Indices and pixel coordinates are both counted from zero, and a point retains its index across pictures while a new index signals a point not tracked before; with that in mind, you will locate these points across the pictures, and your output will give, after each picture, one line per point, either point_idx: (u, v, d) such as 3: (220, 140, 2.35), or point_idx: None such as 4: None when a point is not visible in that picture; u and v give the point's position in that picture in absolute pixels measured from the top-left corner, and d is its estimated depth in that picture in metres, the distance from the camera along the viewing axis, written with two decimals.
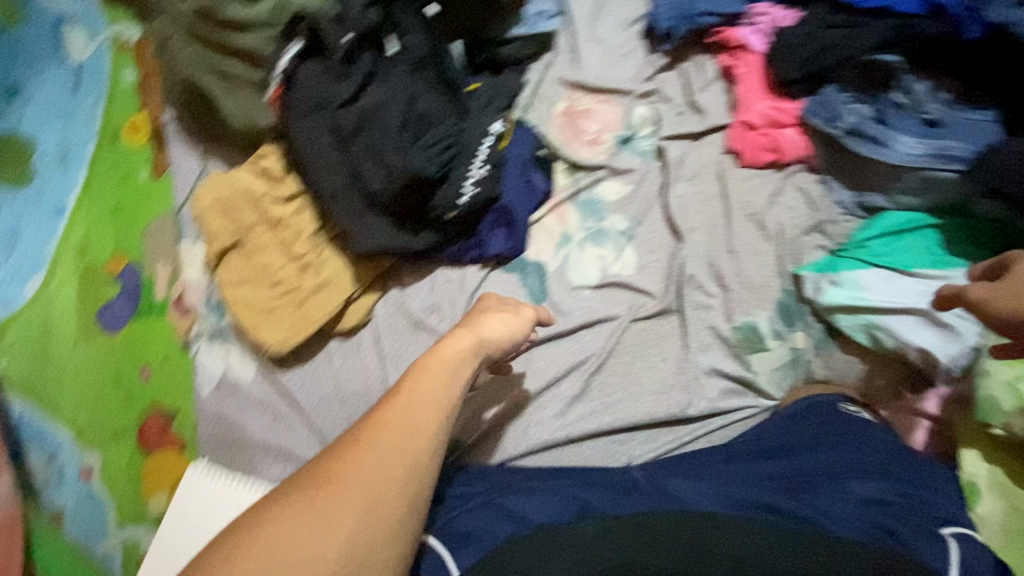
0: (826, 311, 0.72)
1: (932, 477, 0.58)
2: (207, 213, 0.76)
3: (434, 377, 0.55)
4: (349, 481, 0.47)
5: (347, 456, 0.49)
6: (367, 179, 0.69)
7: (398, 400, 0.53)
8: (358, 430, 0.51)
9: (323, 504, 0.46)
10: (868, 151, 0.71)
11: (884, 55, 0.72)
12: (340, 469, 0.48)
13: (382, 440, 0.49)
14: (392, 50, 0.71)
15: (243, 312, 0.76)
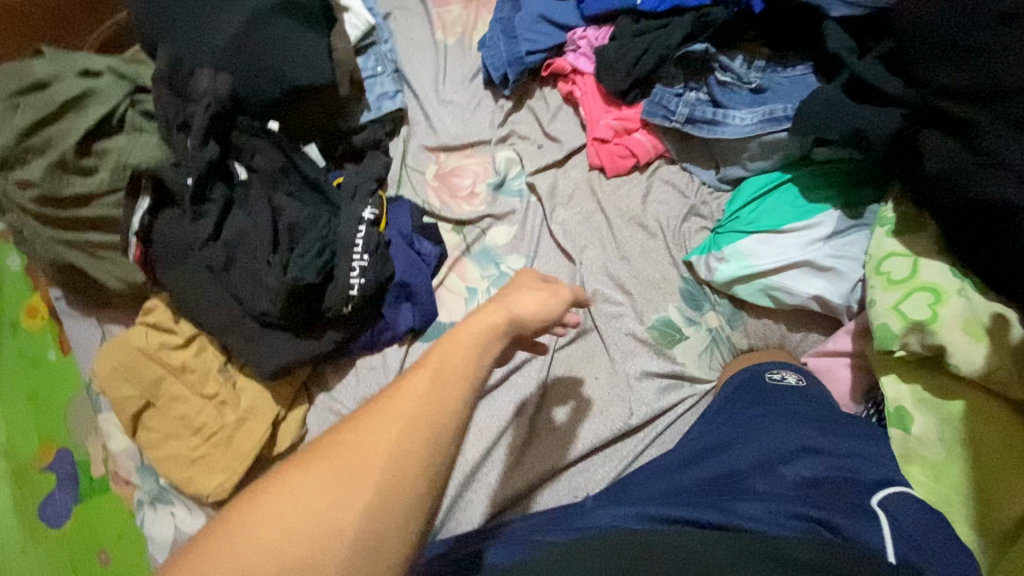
0: (725, 287, 0.75)
1: (858, 435, 0.58)
2: (111, 382, 0.75)
3: (465, 357, 0.43)
4: (340, 479, 0.37)
5: (339, 443, 0.39)
6: (252, 304, 0.69)
7: (420, 382, 0.41)
8: (360, 412, 0.40)
9: (308, 506, 0.36)
10: (707, 134, 0.76)
11: (695, 45, 0.76)
12: (336, 459, 0.38)
13: (387, 435, 0.38)
14: (243, 175, 0.72)
15: (174, 468, 0.74)
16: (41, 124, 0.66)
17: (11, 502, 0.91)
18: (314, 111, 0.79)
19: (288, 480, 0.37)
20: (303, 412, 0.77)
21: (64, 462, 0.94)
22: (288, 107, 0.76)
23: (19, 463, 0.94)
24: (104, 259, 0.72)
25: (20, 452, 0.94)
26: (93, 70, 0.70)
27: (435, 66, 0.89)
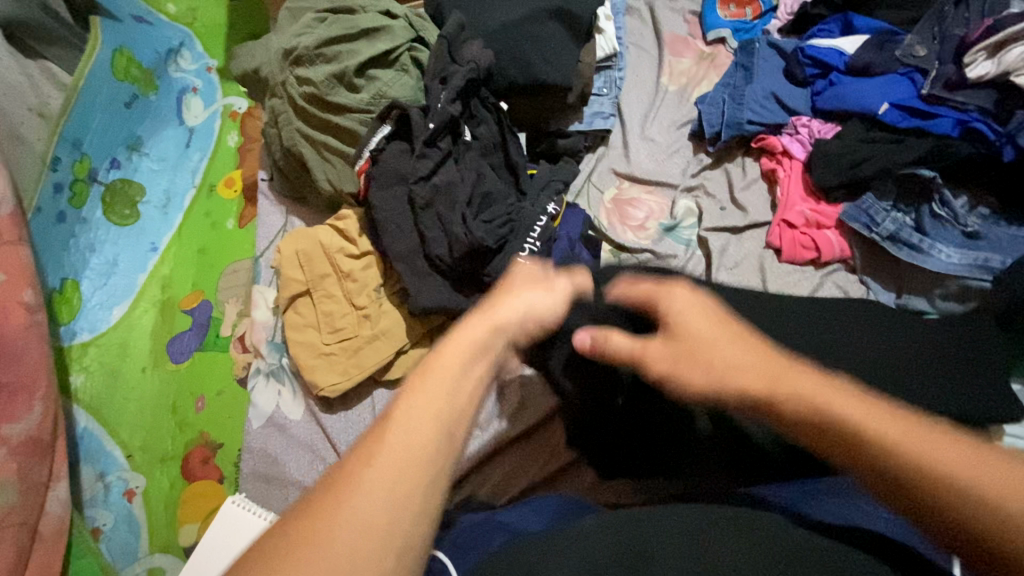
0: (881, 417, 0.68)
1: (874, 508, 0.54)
2: (286, 262, 0.85)
3: (463, 355, 0.42)
4: (349, 532, 0.34)
5: (335, 504, 0.35)
6: (431, 244, 0.77)
7: (432, 391, 0.40)
8: (374, 435, 0.38)
9: (329, 543, 0.33)
10: (899, 258, 0.76)
11: (921, 169, 0.76)
12: (356, 483, 0.35)
13: (386, 484, 0.35)
14: (467, 137, 0.81)
15: (301, 354, 0.82)
16: (341, 41, 0.82)
17: (152, 324, 1.05)
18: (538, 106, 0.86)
19: (306, 537, 0.33)
20: (422, 354, 0.83)
21: (203, 312, 1.06)
22: (521, 97, 0.85)
23: (171, 297, 1.08)
24: (328, 161, 0.83)
25: (173, 288, 1.08)
26: (392, 14, 0.85)
27: (651, 103, 0.94)
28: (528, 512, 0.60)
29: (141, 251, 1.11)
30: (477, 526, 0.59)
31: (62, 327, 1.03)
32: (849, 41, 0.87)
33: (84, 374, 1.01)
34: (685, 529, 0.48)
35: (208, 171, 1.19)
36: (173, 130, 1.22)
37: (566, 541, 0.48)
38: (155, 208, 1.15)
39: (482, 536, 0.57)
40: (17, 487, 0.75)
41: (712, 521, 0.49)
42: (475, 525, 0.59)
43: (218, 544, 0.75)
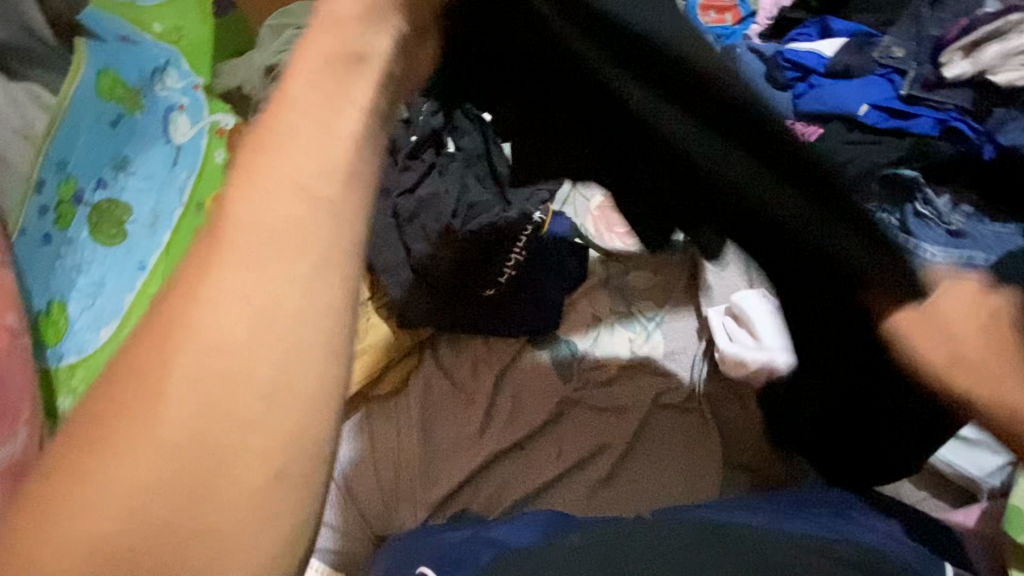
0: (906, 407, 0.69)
1: (851, 509, 0.56)
2: None
3: (308, 159, 0.35)
4: (201, 353, 0.31)
5: (183, 312, 0.31)
6: (416, 257, 0.78)
7: (273, 203, 0.34)
8: (207, 256, 0.33)
9: (197, 352, 0.31)
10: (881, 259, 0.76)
11: (903, 170, 0.77)
12: (190, 319, 0.31)
13: (245, 282, 0.32)
14: (450, 149, 0.82)
15: None
16: None
17: None
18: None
19: (152, 376, 0.30)
20: (412, 366, 0.83)
21: None
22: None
23: None
24: None
25: None
26: None
27: None
28: (515, 526, 0.59)
29: (129, 270, 1.11)
30: (464, 540, 0.58)
31: (48, 350, 1.01)
32: (828, 44, 0.88)
33: (72, 396, 1.00)
34: (670, 543, 0.48)
35: (195, 189, 1.19)
36: (160, 148, 1.22)
37: (553, 559, 0.48)
38: (143, 226, 1.15)
39: (470, 549, 0.56)
40: None
41: (689, 533, 0.50)
42: (462, 540, 0.58)
43: None
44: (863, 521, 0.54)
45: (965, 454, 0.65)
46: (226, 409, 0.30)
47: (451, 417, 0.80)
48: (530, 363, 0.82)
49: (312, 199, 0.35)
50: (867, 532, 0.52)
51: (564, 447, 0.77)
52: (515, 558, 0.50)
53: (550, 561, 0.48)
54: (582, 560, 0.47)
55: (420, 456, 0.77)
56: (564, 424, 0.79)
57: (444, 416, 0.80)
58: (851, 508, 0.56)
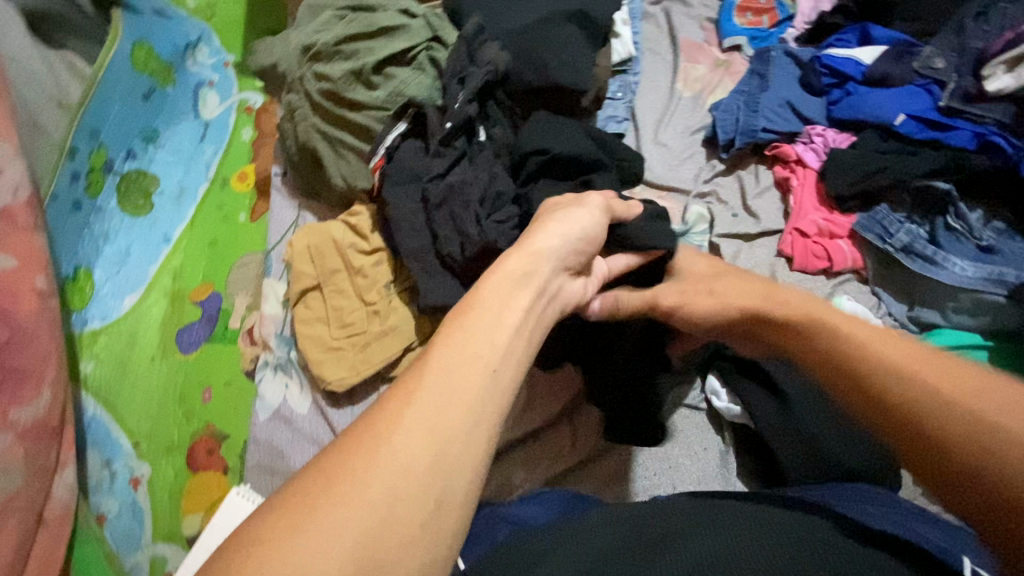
0: None
1: (870, 503, 0.56)
2: (298, 256, 0.86)
3: (489, 325, 0.42)
4: (385, 481, 0.34)
5: (373, 445, 0.35)
6: (443, 244, 0.77)
7: (460, 347, 0.40)
8: (402, 383, 0.38)
9: (381, 487, 0.33)
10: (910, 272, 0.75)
11: (939, 182, 0.76)
12: (386, 435, 0.35)
13: (424, 432, 0.35)
14: (481, 138, 0.82)
15: (311, 348, 0.82)
16: (360, 38, 0.83)
17: (162, 314, 1.07)
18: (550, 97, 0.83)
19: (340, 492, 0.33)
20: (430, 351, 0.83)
21: (213, 303, 1.08)
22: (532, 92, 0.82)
23: (182, 288, 1.09)
24: (343, 157, 0.84)
25: (184, 279, 1.10)
26: (411, 13, 0.86)
27: (666, 109, 0.93)
28: (530, 505, 0.62)
29: (154, 241, 1.12)
30: (483, 517, 0.60)
31: (74, 315, 1.04)
32: (867, 51, 0.87)
33: (94, 362, 1.02)
34: (692, 525, 0.49)
35: (222, 166, 1.21)
36: (189, 123, 1.23)
37: (567, 540, 0.49)
38: (168, 199, 1.17)
39: (490, 528, 0.58)
40: (23, 471, 0.75)
41: (718, 517, 0.49)
42: (481, 516, 0.60)
43: (216, 534, 0.75)
44: (895, 517, 0.52)
45: None
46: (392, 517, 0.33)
47: None
48: None
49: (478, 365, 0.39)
50: (904, 529, 0.50)
51: (577, 440, 0.78)
52: (531, 538, 0.50)
53: (566, 541, 0.49)
54: (598, 542, 0.48)
55: None
56: (577, 419, 0.79)
57: None
58: (883, 507, 0.54)
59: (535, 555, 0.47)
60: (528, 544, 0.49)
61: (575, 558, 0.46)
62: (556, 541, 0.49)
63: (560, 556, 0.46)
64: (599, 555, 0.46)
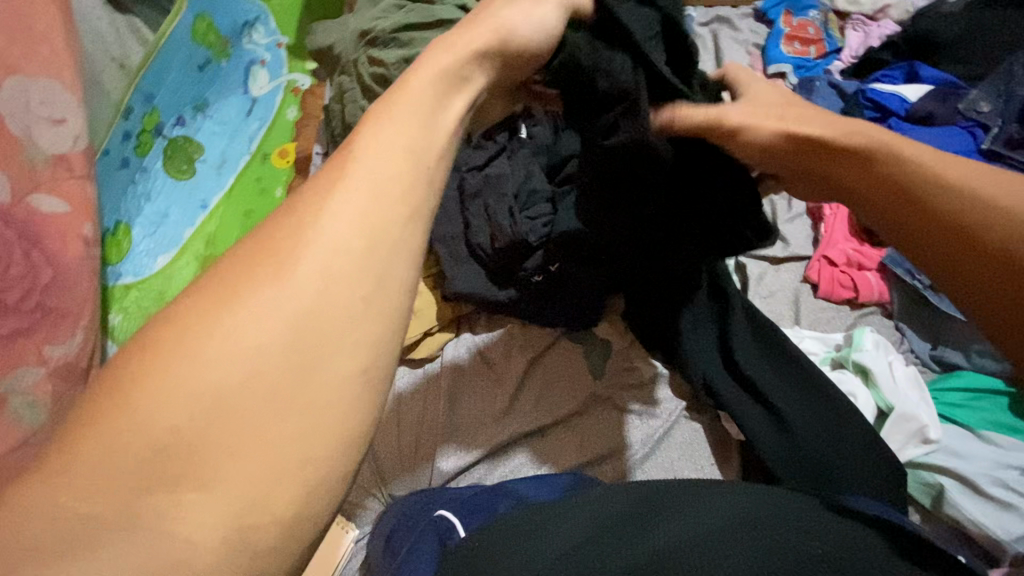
0: (923, 456, 0.68)
1: (883, 509, 0.55)
2: None
3: (400, 137, 0.35)
4: (243, 338, 0.28)
5: (236, 293, 0.29)
6: (473, 232, 0.81)
7: (364, 183, 0.32)
8: (287, 227, 0.32)
9: (236, 341, 0.28)
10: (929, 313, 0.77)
11: None
12: (275, 282, 0.29)
13: (305, 276, 0.30)
14: (523, 135, 0.84)
15: None
16: (415, 29, 0.87)
17: (192, 276, 1.10)
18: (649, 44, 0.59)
19: (176, 351, 0.28)
20: (448, 337, 0.85)
21: None
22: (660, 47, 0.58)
23: (213, 253, 1.13)
24: None
25: (216, 246, 1.14)
26: (468, 9, 0.89)
27: None
28: (533, 482, 0.63)
29: (191, 206, 1.16)
30: (486, 491, 0.61)
31: (110, 267, 1.07)
32: (913, 89, 0.88)
33: (122, 314, 1.05)
34: (689, 496, 0.50)
35: (264, 141, 1.25)
36: (238, 97, 1.27)
37: (563, 515, 0.51)
38: (210, 168, 1.20)
39: (494, 500, 0.60)
40: (49, 408, 0.78)
41: (727, 494, 0.50)
42: (485, 491, 0.62)
43: None
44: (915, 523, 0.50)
45: (992, 512, 0.64)
46: (266, 358, 0.28)
47: (477, 393, 0.81)
48: (563, 355, 0.83)
49: (371, 211, 0.32)
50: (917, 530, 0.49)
51: (584, 439, 0.78)
52: (534, 515, 0.52)
53: (568, 516, 0.50)
54: (598, 517, 0.49)
55: (447, 421, 0.79)
56: (587, 419, 0.80)
57: (471, 391, 0.81)
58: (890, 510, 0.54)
59: (531, 529, 0.49)
60: (528, 517, 0.51)
61: (574, 534, 0.47)
62: (553, 517, 0.50)
63: (560, 531, 0.47)
64: (602, 539, 0.46)
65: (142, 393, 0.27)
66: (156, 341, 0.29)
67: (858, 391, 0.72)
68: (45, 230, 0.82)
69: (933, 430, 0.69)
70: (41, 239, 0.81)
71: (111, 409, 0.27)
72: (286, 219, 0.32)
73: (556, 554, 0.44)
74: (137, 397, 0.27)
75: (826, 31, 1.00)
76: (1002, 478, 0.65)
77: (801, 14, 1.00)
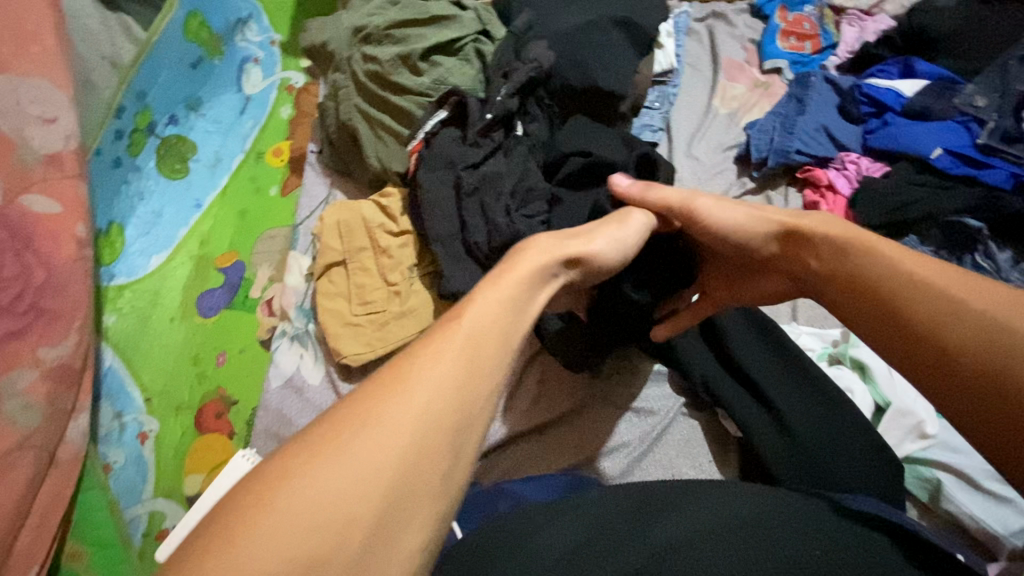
0: (919, 449, 0.68)
1: (877, 504, 0.56)
2: (327, 230, 0.87)
3: (489, 313, 0.37)
4: (335, 487, 0.29)
5: (327, 447, 0.30)
6: (471, 231, 0.78)
7: (457, 352, 0.34)
8: (396, 371, 0.33)
9: (325, 497, 0.29)
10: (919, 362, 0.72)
11: (969, 219, 0.75)
12: (384, 434, 0.31)
13: (395, 432, 0.30)
14: (519, 132, 0.83)
15: (330, 322, 0.83)
16: (409, 26, 0.86)
17: (185, 277, 1.10)
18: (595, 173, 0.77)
19: (270, 493, 0.29)
20: None
21: (236, 272, 1.10)
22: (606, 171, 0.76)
23: (208, 253, 1.12)
24: (380, 138, 0.86)
25: (210, 245, 1.13)
26: (462, 6, 0.89)
27: (700, 124, 0.93)
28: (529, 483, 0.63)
29: (185, 205, 1.15)
30: (483, 492, 0.61)
31: (103, 268, 1.08)
32: (909, 84, 0.88)
33: (118, 315, 1.05)
34: (684, 495, 0.51)
35: (257, 140, 1.23)
36: (231, 96, 1.26)
37: (559, 515, 0.50)
38: (203, 167, 1.20)
39: (491, 501, 0.60)
40: (43, 410, 0.78)
41: (718, 490, 0.51)
42: (481, 492, 0.62)
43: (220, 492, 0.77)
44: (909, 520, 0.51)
45: (987, 505, 0.64)
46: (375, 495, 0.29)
47: None
48: None
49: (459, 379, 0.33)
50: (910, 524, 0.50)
51: (583, 436, 0.78)
52: (530, 515, 0.52)
53: (566, 514, 0.51)
54: (594, 518, 0.49)
55: None
56: (585, 416, 0.79)
57: None
58: (891, 511, 0.54)
59: (528, 528, 0.49)
60: (524, 516, 0.51)
61: (569, 533, 0.47)
62: (550, 516, 0.50)
63: (557, 529, 0.48)
64: (598, 539, 0.46)
65: (245, 539, 0.27)
66: (255, 490, 0.29)
67: (855, 386, 0.72)
68: (37, 231, 0.81)
69: (931, 424, 0.69)
70: (33, 240, 0.80)
71: (214, 549, 0.27)
72: (379, 376, 0.33)
73: (551, 555, 0.44)
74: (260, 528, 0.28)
75: (822, 26, 0.99)
76: (997, 472, 0.65)
77: (797, 9, 1.00)
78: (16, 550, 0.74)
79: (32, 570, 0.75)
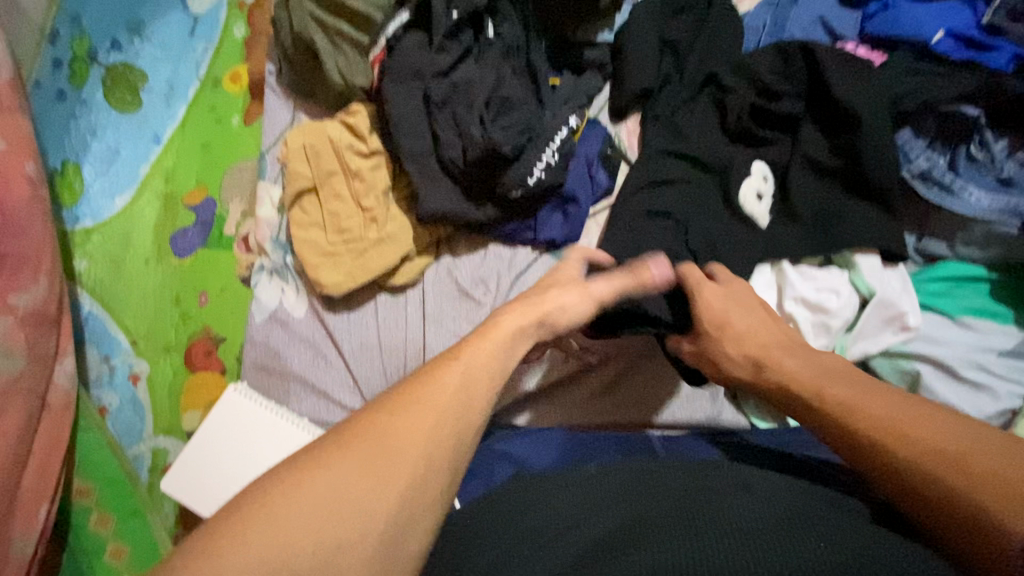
0: (902, 347, 0.69)
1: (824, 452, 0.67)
2: (293, 156, 0.82)
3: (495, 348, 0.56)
4: (315, 498, 0.41)
5: (334, 457, 0.44)
6: (445, 146, 0.75)
7: (461, 372, 0.52)
8: (395, 402, 0.48)
9: (298, 513, 0.40)
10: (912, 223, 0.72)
11: (966, 107, 0.72)
12: (384, 455, 0.44)
13: (393, 449, 0.45)
14: (490, 34, 0.78)
15: (308, 253, 0.81)
16: None
17: (155, 216, 1.05)
18: (703, 42, 0.81)
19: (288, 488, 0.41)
20: (427, 263, 0.83)
21: (207, 208, 1.06)
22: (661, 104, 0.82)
23: (174, 191, 1.07)
24: (340, 50, 0.80)
25: (176, 183, 1.07)
26: None
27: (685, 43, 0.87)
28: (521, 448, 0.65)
29: (142, 140, 1.08)
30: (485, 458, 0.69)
31: (65, 211, 1.03)
32: None
33: (88, 259, 1.02)
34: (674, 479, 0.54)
35: (212, 65, 1.13)
36: (176, 14, 1.14)
37: (547, 484, 0.55)
38: (156, 97, 1.11)
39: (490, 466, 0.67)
40: (25, 356, 0.76)
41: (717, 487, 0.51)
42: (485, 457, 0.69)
43: (224, 422, 0.81)
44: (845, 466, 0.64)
45: (966, 394, 0.66)
46: (372, 511, 0.42)
47: (461, 315, 0.81)
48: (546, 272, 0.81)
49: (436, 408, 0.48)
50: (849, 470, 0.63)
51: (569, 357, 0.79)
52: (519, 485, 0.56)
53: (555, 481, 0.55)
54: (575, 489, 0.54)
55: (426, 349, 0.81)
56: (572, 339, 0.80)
57: (459, 315, 0.81)
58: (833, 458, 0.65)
59: (523, 491, 0.55)
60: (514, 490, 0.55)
61: (557, 497, 0.52)
62: (548, 488, 0.54)
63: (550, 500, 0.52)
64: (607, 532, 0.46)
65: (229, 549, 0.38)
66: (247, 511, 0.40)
67: (840, 287, 0.71)
68: None
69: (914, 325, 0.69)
70: None
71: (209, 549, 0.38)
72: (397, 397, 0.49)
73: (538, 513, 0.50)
74: (276, 508, 0.40)
75: None
76: (977, 362, 0.67)
77: None
78: (21, 491, 0.76)
79: (42, 507, 0.77)
